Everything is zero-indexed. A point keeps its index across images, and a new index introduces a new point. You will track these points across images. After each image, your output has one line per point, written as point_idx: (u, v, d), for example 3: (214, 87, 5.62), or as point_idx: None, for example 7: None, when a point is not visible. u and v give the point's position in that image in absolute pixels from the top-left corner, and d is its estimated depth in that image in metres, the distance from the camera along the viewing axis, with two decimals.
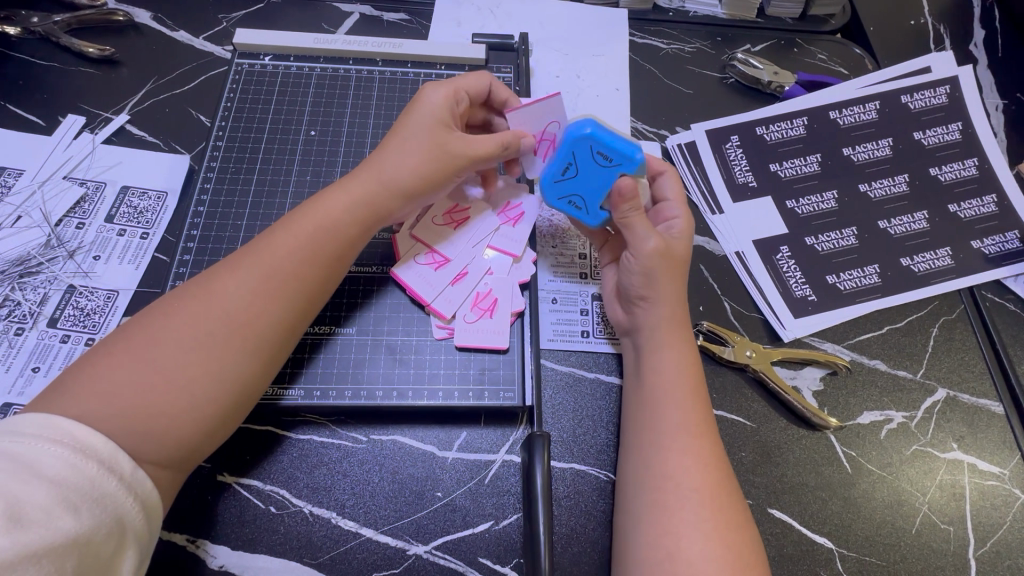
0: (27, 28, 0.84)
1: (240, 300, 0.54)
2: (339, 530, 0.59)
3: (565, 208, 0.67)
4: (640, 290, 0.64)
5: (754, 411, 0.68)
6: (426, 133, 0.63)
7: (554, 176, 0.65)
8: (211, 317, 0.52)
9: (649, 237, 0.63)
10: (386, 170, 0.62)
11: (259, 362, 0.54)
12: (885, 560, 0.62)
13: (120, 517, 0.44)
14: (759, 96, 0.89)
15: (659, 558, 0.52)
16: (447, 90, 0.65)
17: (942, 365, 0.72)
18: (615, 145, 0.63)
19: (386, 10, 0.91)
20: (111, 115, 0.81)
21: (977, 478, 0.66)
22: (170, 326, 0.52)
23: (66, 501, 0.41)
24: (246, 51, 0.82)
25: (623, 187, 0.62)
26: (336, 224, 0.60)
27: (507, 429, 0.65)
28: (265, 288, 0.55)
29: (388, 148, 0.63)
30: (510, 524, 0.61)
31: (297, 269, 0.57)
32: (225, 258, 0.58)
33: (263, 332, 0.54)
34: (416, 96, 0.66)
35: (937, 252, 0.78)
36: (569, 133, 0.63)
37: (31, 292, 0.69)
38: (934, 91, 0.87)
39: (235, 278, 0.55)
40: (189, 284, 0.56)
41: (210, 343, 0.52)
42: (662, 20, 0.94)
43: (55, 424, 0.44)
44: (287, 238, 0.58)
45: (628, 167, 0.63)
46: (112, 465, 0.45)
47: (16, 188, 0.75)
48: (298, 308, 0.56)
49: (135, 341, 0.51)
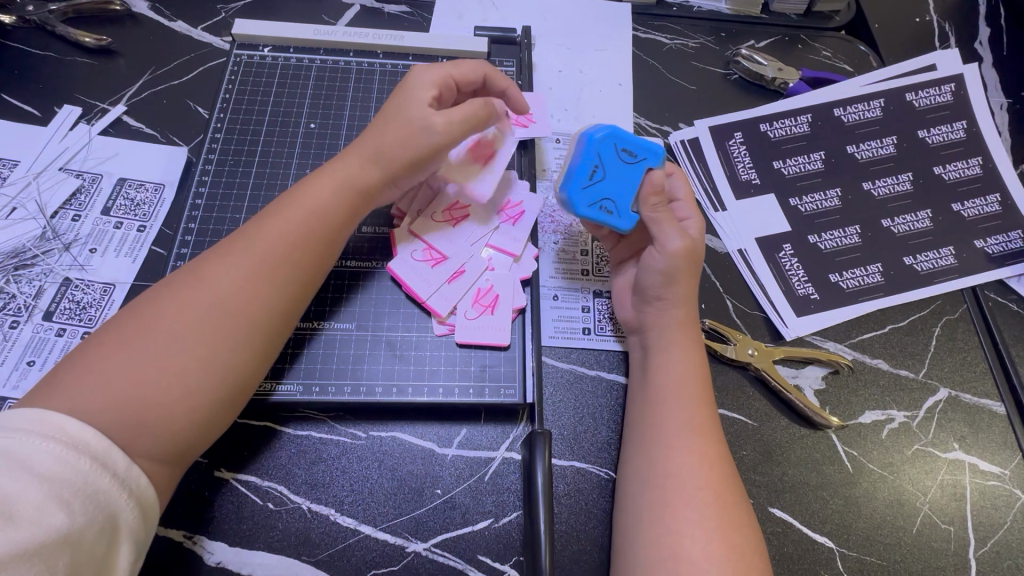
0: (22, 17, 0.83)
1: (232, 284, 0.54)
2: (338, 527, 0.59)
3: (595, 215, 0.65)
4: (659, 289, 0.63)
5: (755, 409, 0.68)
6: (403, 114, 0.63)
7: (582, 180, 0.65)
8: (202, 304, 0.52)
9: (678, 237, 0.62)
10: (367, 152, 0.62)
11: (251, 348, 0.53)
12: (885, 560, 0.62)
13: (113, 513, 0.43)
14: (763, 93, 0.88)
15: (662, 557, 0.52)
16: (436, 71, 0.66)
17: (944, 365, 0.72)
18: (635, 142, 0.66)
19: (387, 2, 0.90)
20: (107, 107, 0.80)
21: (978, 478, 0.66)
22: (161, 311, 0.51)
23: (58, 497, 0.41)
24: (245, 42, 0.81)
25: (655, 177, 0.65)
26: (327, 210, 0.60)
27: (507, 426, 0.65)
28: (257, 272, 0.55)
29: (370, 132, 0.64)
30: (510, 521, 0.60)
31: (288, 255, 0.57)
32: (218, 245, 0.58)
33: (254, 317, 0.54)
34: (407, 79, 0.67)
35: (940, 251, 0.78)
36: (593, 135, 0.66)
37: (26, 285, 0.68)
38: (939, 89, 0.87)
39: (226, 265, 0.55)
40: (180, 272, 0.56)
41: (201, 328, 0.51)
42: (666, 15, 0.93)
43: (45, 420, 0.43)
44: (277, 223, 0.58)
45: (651, 160, 0.66)
46: (105, 461, 0.44)
47: (11, 179, 0.74)
48: (290, 293, 0.56)
49: (127, 331, 0.50)
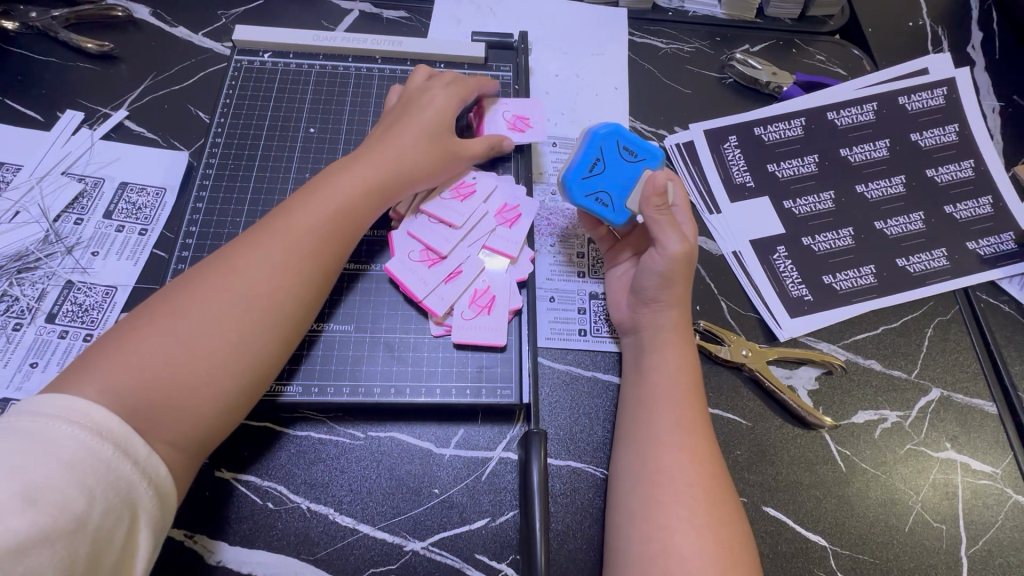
0: (25, 23, 0.84)
1: (261, 275, 0.55)
2: (336, 526, 0.60)
3: (591, 206, 0.67)
4: (655, 292, 0.64)
5: (749, 410, 0.69)
6: (428, 129, 0.69)
7: (582, 171, 0.67)
8: (233, 291, 0.54)
9: (678, 241, 0.63)
10: (393, 156, 0.66)
11: (278, 338, 0.55)
12: (878, 558, 0.63)
13: (133, 500, 0.44)
14: (757, 97, 0.89)
15: (654, 553, 0.52)
16: (454, 93, 0.73)
17: (937, 365, 0.73)
18: (636, 143, 0.69)
19: (385, 7, 0.91)
20: (109, 112, 0.81)
21: (970, 477, 0.67)
22: (193, 298, 0.53)
23: (81, 483, 0.41)
24: (245, 48, 0.82)
25: (657, 177, 0.65)
26: (354, 206, 0.62)
27: (504, 426, 0.65)
28: (287, 262, 0.57)
29: (394, 136, 0.67)
30: (506, 520, 0.61)
31: (315, 247, 0.59)
32: (241, 236, 0.59)
33: (282, 306, 0.55)
34: (423, 93, 0.72)
35: (933, 253, 0.79)
36: (598, 131, 0.68)
37: (29, 287, 0.69)
38: (932, 93, 0.88)
39: (255, 255, 0.56)
40: (208, 260, 0.57)
41: (232, 315, 0.53)
42: (661, 20, 0.94)
43: (72, 405, 0.44)
44: (305, 215, 0.60)
45: (650, 161, 0.68)
46: (127, 447, 0.44)
47: (15, 183, 0.75)
48: (315, 285, 0.58)
49: (159, 315, 0.51)
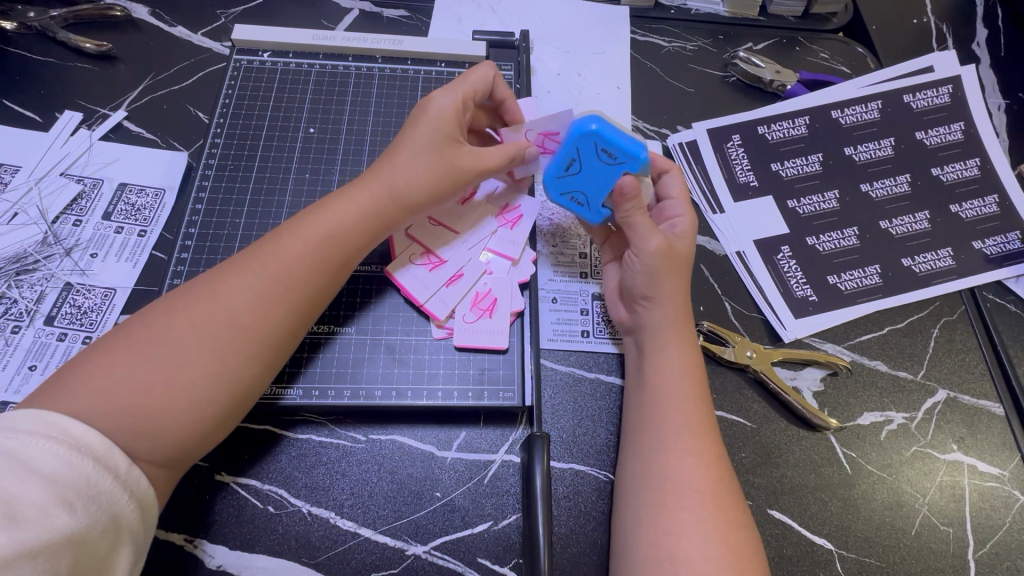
0: (24, 24, 0.83)
1: (244, 303, 0.54)
2: (337, 530, 0.59)
3: (567, 203, 0.67)
4: (644, 290, 0.64)
5: (754, 411, 0.68)
6: (434, 148, 0.63)
7: (557, 172, 0.65)
8: (214, 320, 0.52)
9: (654, 237, 0.63)
10: (393, 177, 0.63)
11: (259, 366, 0.53)
12: (883, 561, 0.62)
13: (116, 514, 0.44)
14: (760, 95, 0.88)
15: (661, 558, 0.52)
16: (458, 96, 0.65)
17: (943, 365, 0.72)
18: (618, 142, 0.61)
19: (385, 6, 0.91)
20: (108, 112, 0.80)
21: (977, 479, 0.66)
22: (173, 326, 0.51)
23: (62, 498, 0.41)
24: (244, 48, 0.81)
25: (625, 187, 0.62)
26: (345, 232, 0.60)
27: (507, 429, 0.65)
28: (272, 291, 0.55)
29: (396, 156, 0.64)
30: (509, 524, 0.61)
31: (302, 275, 0.57)
32: (228, 259, 0.58)
33: (265, 335, 0.54)
34: (426, 100, 0.66)
35: (938, 252, 0.78)
36: (575, 130, 0.61)
37: (27, 289, 0.68)
38: (936, 91, 0.87)
39: (240, 281, 0.55)
40: (193, 282, 0.56)
41: (213, 346, 0.51)
42: (663, 18, 0.93)
43: (49, 421, 0.43)
44: (295, 242, 0.58)
45: (632, 165, 0.62)
46: (107, 462, 0.44)
47: (13, 185, 0.74)
48: (300, 313, 0.56)
49: (137, 339, 0.50)
